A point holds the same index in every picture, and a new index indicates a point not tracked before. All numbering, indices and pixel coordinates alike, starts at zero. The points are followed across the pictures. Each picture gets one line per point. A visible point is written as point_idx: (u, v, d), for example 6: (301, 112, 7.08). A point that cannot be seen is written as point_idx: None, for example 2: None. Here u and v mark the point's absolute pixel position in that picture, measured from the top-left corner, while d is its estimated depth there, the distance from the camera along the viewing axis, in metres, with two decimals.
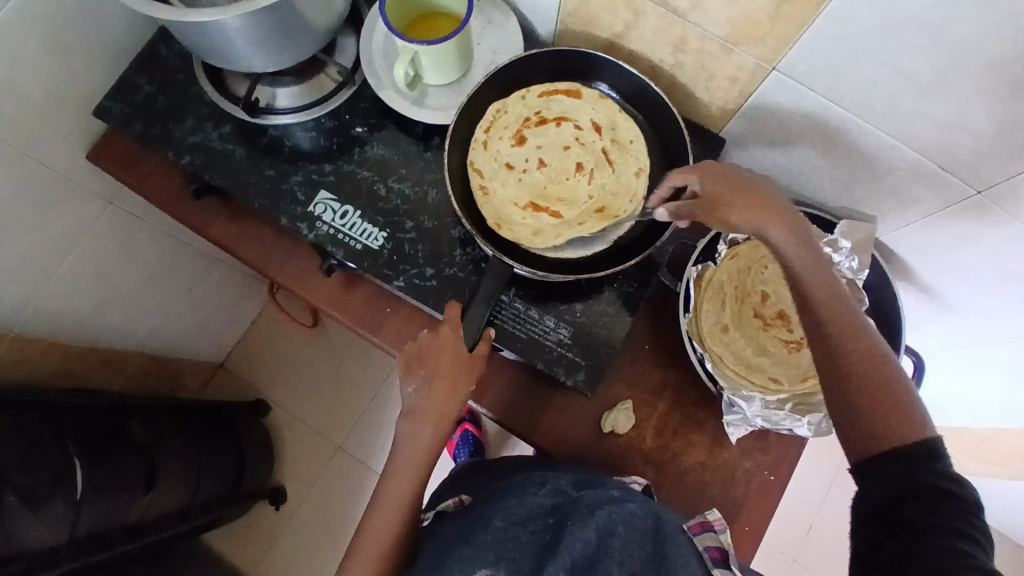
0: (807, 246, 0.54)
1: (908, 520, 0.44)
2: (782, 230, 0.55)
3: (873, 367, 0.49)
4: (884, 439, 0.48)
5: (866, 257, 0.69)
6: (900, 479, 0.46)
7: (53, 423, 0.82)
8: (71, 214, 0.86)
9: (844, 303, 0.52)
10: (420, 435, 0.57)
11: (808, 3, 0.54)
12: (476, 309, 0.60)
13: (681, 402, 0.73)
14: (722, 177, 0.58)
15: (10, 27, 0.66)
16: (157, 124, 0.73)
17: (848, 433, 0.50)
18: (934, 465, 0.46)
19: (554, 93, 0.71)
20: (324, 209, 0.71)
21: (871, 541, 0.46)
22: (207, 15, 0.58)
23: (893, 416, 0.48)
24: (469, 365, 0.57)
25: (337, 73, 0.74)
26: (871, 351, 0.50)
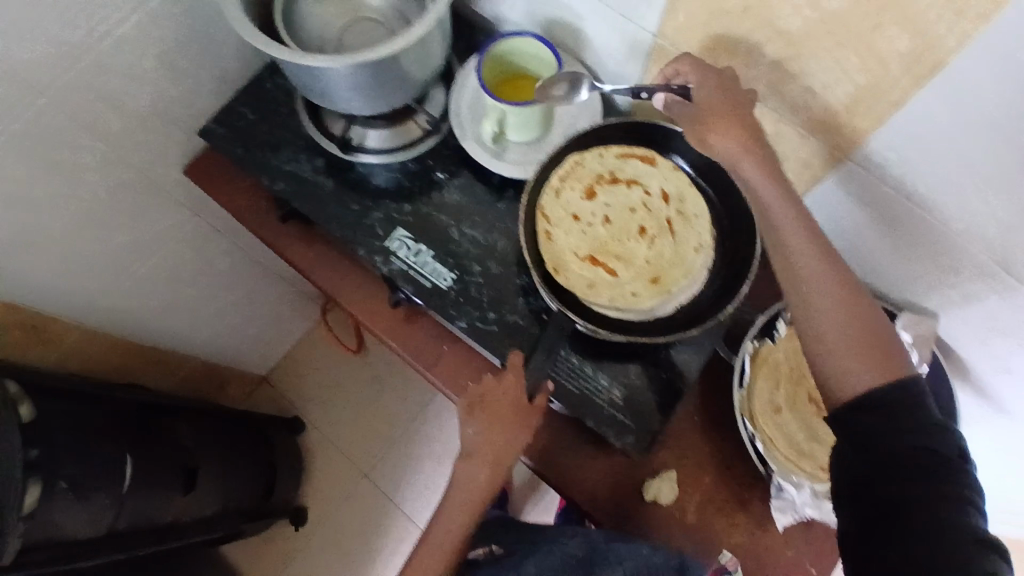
0: (777, 181, 0.58)
1: (897, 491, 0.46)
2: (752, 163, 0.59)
3: (846, 299, 0.54)
4: (863, 374, 0.51)
5: (925, 351, 0.70)
6: (882, 434, 0.48)
7: (110, 417, 0.86)
8: (161, 222, 0.93)
9: (824, 240, 0.56)
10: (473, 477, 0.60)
11: (888, 101, 0.56)
12: (538, 360, 0.64)
13: (727, 479, 0.71)
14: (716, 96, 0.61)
15: (138, 49, 0.74)
16: (255, 151, 0.79)
17: (829, 362, 0.53)
18: (914, 412, 0.48)
19: (630, 156, 0.73)
20: (399, 245, 0.75)
21: (857, 512, 0.48)
22: (324, 62, 0.64)
23: (869, 348, 0.52)
24: (526, 413, 0.59)
25: (425, 121, 0.79)
26: (847, 283, 0.54)
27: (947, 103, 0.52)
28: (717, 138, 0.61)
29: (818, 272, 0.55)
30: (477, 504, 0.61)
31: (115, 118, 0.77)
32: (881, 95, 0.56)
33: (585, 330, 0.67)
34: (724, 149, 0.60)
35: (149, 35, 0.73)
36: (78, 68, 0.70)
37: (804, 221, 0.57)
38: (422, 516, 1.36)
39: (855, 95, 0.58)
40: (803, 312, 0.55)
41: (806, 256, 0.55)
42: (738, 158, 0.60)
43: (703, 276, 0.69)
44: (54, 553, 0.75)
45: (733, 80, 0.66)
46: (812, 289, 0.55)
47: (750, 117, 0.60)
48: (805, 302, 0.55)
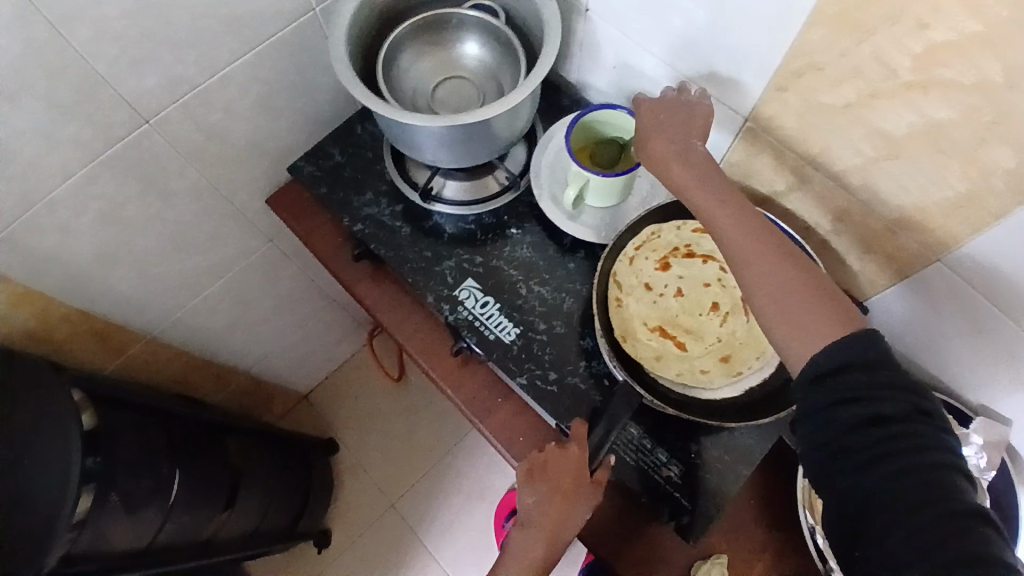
0: (704, 179, 0.61)
1: (863, 466, 0.47)
2: (680, 168, 0.62)
3: (787, 263, 0.56)
4: (819, 335, 0.52)
5: (996, 458, 0.68)
6: (841, 408, 0.49)
7: (167, 429, 0.88)
8: (237, 245, 0.97)
9: (759, 221, 0.58)
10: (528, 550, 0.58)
11: (986, 211, 0.55)
12: (598, 433, 0.64)
13: (778, 568, 0.70)
14: (650, 117, 0.65)
15: (243, 87, 0.78)
16: (340, 190, 0.82)
17: (785, 332, 0.54)
18: (864, 370, 0.49)
19: (708, 231, 0.73)
20: (468, 295, 0.76)
21: (834, 491, 0.49)
22: (420, 120, 0.67)
23: (818, 305, 0.53)
24: (587, 489, 0.58)
25: (503, 177, 0.82)
26: (787, 253, 0.56)
27: None
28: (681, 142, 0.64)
29: (759, 245, 0.57)
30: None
31: (211, 148, 0.81)
32: (981, 205, 0.55)
33: (650, 403, 0.66)
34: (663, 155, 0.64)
35: (255, 75, 0.78)
36: (188, 102, 0.74)
37: (739, 208, 0.59)
38: (444, 554, 1.34)
39: (953, 201, 0.57)
40: (748, 286, 0.56)
41: (743, 235, 0.58)
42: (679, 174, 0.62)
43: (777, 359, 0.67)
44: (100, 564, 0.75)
45: (823, 169, 0.66)
46: (754, 263, 0.56)
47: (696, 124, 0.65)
48: (747, 274, 0.57)
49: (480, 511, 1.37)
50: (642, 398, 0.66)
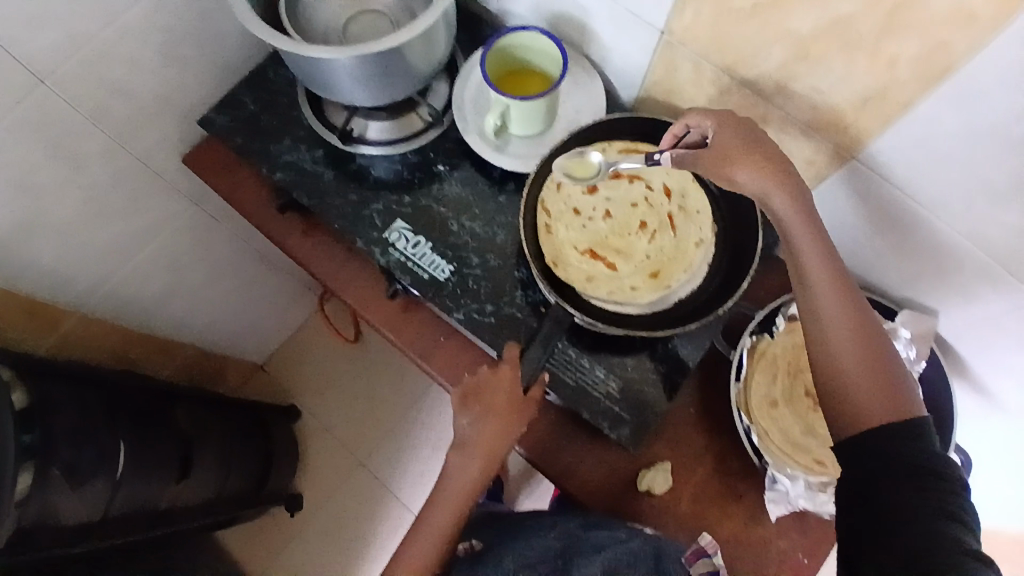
0: (806, 212, 0.57)
1: (905, 495, 0.47)
2: (782, 197, 0.57)
3: (859, 329, 0.54)
4: (880, 409, 0.51)
5: (924, 349, 0.70)
6: (894, 454, 0.49)
7: (107, 402, 0.86)
8: (159, 209, 0.92)
9: (838, 270, 0.56)
10: (464, 468, 0.63)
11: (894, 102, 0.56)
12: (534, 352, 0.65)
13: (720, 471, 0.73)
14: (739, 133, 0.59)
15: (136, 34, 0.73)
16: (258, 140, 0.79)
17: (835, 392, 0.53)
18: (924, 441, 0.48)
19: (633, 151, 0.73)
20: (398, 237, 0.75)
21: (861, 497, 0.49)
22: (327, 52, 0.63)
23: (876, 382, 0.52)
24: (521, 406, 0.62)
25: (427, 113, 0.79)
26: (866, 325, 0.54)
27: (959, 111, 0.53)
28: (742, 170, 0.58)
29: (830, 304, 0.55)
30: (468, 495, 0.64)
31: (116, 105, 0.76)
32: (889, 97, 0.56)
33: (584, 323, 0.67)
34: (746, 181, 0.58)
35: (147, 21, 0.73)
36: (86, 58, 0.69)
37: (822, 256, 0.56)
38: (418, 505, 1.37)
39: (862, 95, 0.58)
40: (825, 341, 0.54)
41: (827, 294, 0.55)
42: (761, 191, 0.58)
43: (703, 271, 0.69)
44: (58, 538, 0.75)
45: (740, 78, 0.65)
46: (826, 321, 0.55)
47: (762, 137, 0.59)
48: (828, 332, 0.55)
49: None
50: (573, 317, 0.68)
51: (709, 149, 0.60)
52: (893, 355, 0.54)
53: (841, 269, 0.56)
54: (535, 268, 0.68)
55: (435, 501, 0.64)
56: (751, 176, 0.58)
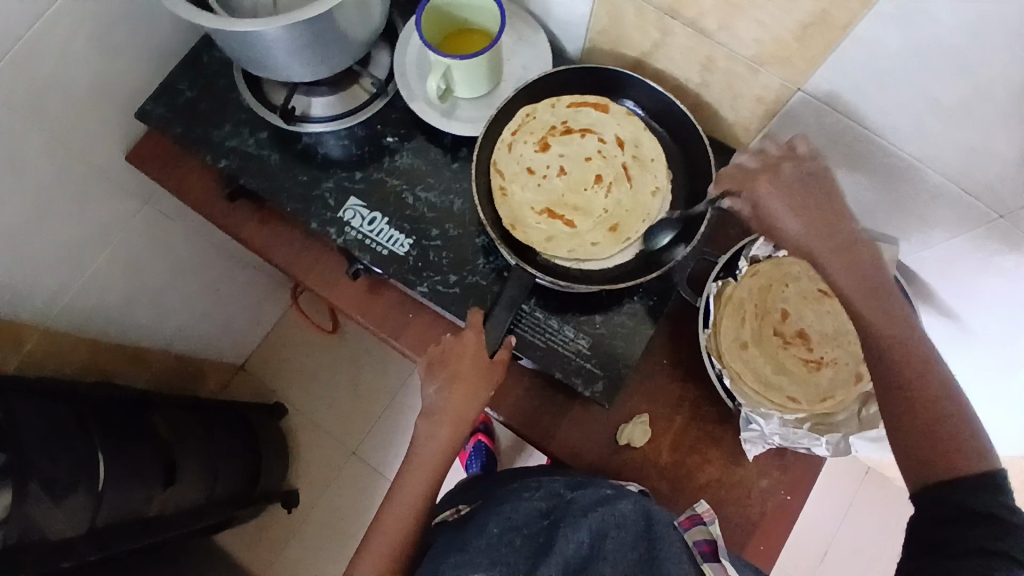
0: (856, 269, 0.54)
1: (964, 541, 0.45)
2: (833, 257, 0.55)
3: (926, 380, 0.51)
4: (941, 466, 0.49)
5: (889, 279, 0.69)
6: (959, 505, 0.47)
7: (80, 412, 0.83)
8: (108, 212, 0.89)
9: (900, 314, 0.53)
10: (434, 433, 0.63)
11: (835, 27, 0.55)
12: (498, 317, 0.64)
13: (697, 418, 0.73)
14: (791, 192, 0.56)
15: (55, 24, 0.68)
16: (198, 128, 0.76)
17: (904, 443, 0.51)
18: (994, 497, 0.46)
19: (582, 105, 0.72)
20: (353, 215, 0.73)
21: (923, 535, 0.48)
22: (253, 25, 0.61)
23: (943, 434, 0.49)
24: (487, 370, 0.63)
25: (370, 84, 0.77)
26: (931, 377, 0.51)
27: (901, 28, 0.51)
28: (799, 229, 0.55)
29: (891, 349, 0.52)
30: (438, 464, 0.63)
31: (48, 104, 0.73)
32: (830, 21, 0.55)
33: (548, 283, 0.67)
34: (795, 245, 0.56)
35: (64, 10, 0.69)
36: (10, 57, 0.66)
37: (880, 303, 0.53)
38: None
39: (803, 23, 0.56)
40: (884, 399, 0.52)
41: (889, 348, 0.52)
42: (811, 251, 0.55)
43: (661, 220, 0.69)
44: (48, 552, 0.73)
45: (681, 18, 0.63)
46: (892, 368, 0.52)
47: (813, 190, 0.56)
48: (887, 387, 0.52)
49: None
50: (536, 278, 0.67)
51: (758, 213, 0.58)
52: (963, 400, 0.50)
53: (903, 312, 0.53)
54: (492, 233, 0.67)
55: (407, 473, 0.63)
56: (799, 239, 0.55)
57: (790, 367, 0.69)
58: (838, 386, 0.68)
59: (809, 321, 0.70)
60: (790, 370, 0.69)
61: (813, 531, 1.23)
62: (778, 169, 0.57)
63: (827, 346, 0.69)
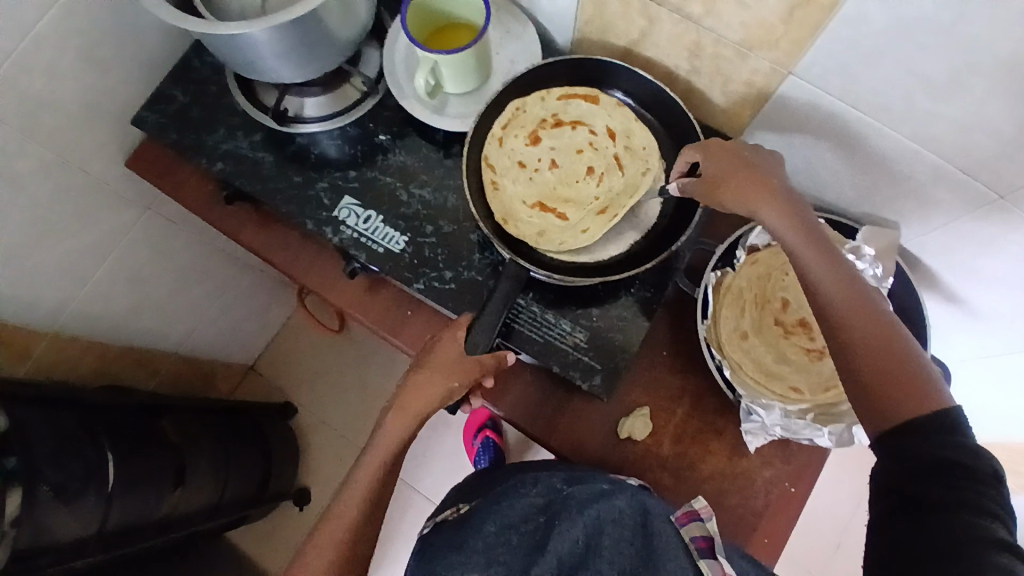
0: (798, 225, 0.56)
1: (936, 493, 0.43)
2: (771, 211, 0.57)
3: (869, 321, 0.50)
4: (899, 408, 0.47)
5: (892, 263, 0.68)
6: (922, 452, 0.45)
7: (88, 418, 0.84)
8: (110, 220, 0.90)
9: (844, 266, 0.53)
10: (392, 428, 0.65)
11: (821, 6, 0.54)
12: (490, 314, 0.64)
13: (698, 410, 0.73)
14: (728, 159, 0.59)
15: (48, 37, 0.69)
16: (192, 134, 0.77)
17: (857, 392, 0.49)
18: (951, 438, 0.45)
19: (572, 96, 0.72)
20: (348, 214, 0.73)
21: (887, 490, 0.46)
22: (238, 28, 0.61)
23: (897, 376, 0.47)
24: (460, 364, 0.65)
25: (361, 83, 0.77)
26: (875, 318, 0.50)
27: (886, 6, 0.50)
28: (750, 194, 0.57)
29: (839, 298, 0.51)
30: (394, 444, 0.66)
31: (45, 116, 0.74)
32: (816, 1, 0.53)
33: (543, 277, 0.66)
34: (734, 205, 0.58)
35: None
36: (5, 71, 0.67)
37: (823, 256, 0.54)
38: (422, 482, 1.33)
39: (789, 5, 0.55)
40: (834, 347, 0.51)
41: (837, 292, 0.51)
42: (751, 208, 0.57)
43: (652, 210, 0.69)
44: (60, 554, 0.75)
45: (666, 5, 0.62)
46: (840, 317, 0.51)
47: (760, 164, 0.59)
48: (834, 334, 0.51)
49: (450, 437, 1.35)
50: (531, 272, 0.65)
51: (703, 179, 0.60)
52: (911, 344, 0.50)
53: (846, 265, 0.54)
54: (486, 227, 0.67)
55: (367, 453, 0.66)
56: (736, 201, 0.58)
57: (790, 363, 0.67)
58: None
59: (811, 309, 0.69)
60: (792, 364, 0.67)
61: (826, 520, 1.21)
62: (715, 142, 0.61)
63: None
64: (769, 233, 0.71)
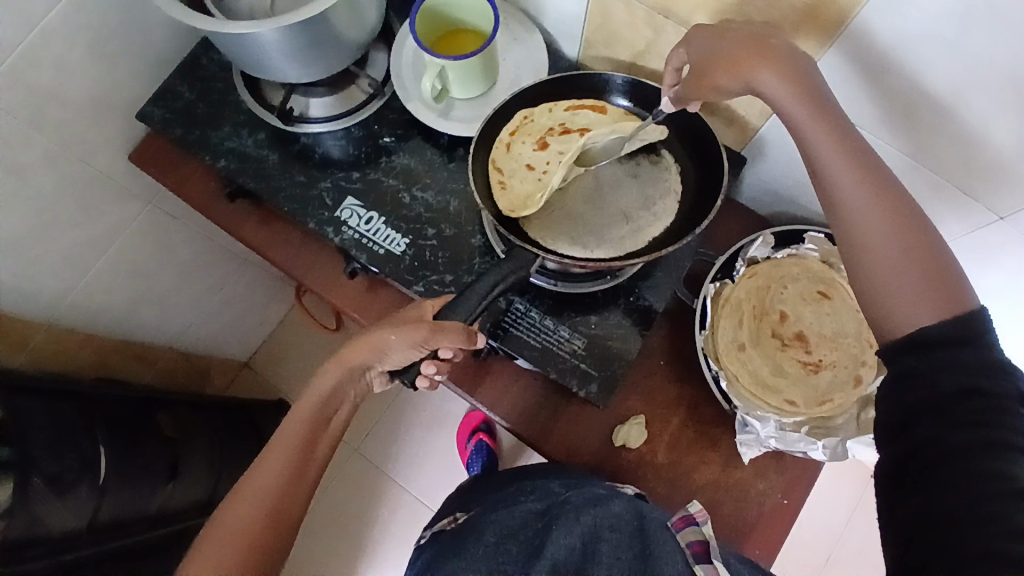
0: (804, 93, 0.53)
1: (956, 430, 0.41)
2: (772, 77, 0.54)
3: (877, 200, 0.49)
4: (912, 300, 0.46)
5: None
6: (941, 367, 0.43)
7: (84, 409, 0.84)
8: (112, 213, 0.90)
9: (865, 157, 0.51)
10: (327, 382, 0.68)
11: (827, 23, 0.54)
12: (468, 300, 0.61)
13: (694, 420, 0.73)
14: (716, 40, 0.56)
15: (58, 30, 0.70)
16: (197, 130, 0.77)
17: (865, 278, 0.49)
18: (971, 351, 0.43)
19: (580, 108, 0.72)
20: (350, 215, 0.73)
21: (900, 422, 0.44)
22: (248, 27, 0.61)
23: (910, 260, 0.48)
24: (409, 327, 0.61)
25: (368, 85, 0.78)
26: (884, 195, 0.50)
27: (890, 21, 0.51)
28: (767, 76, 0.54)
29: (852, 185, 0.50)
30: (323, 405, 0.68)
31: (52, 108, 0.74)
32: (821, 19, 0.54)
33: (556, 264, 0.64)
34: (730, 86, 0.56)
35: None
36: (13, 62, 0.67)
37: (840, 140, 0.52)
38: (415, 482, 1.33)
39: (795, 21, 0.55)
40: (841, 228, 0.51)
41: (843, 170, 0.51)
42: (749, 84, 0.55)
43: (667, 203, 0.69)
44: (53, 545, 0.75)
45: (674, 17, 0.63)
46: (849, 207, 0.50)
47: (771, 41, 0.54)
48: (841, 214, 0.51)
49: (444, 437, 1.35)
50: (540, 258, 0.63)
51: (692, 73, 0.58)
52: (934, 245, 0.48)
53: (869, 157, 0.51)
54: (491, 217, 0.67)
55: (298, 411, 0.68)
56: (732, 78, 0.55)
57: (786, 377, 0.68)
58: (837, 388, 0.67)
59: (808, 322, 0.69)
60: (787, 379, 0.68)
61: (817, 532, 1.21)
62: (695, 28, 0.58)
63: (826, 347, 0.68)
64: (769, 245, 0.72)
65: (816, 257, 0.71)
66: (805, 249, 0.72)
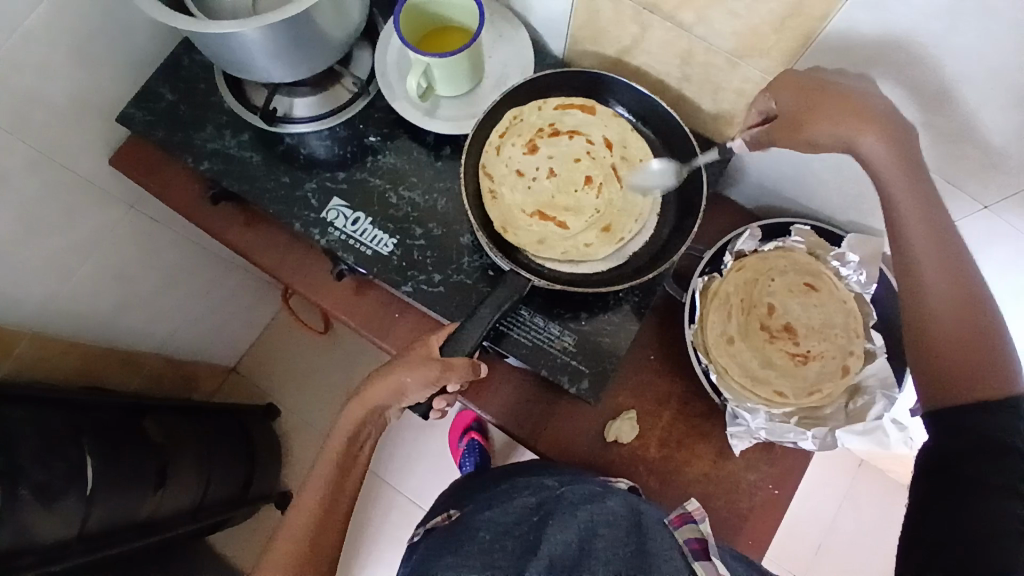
0: (899, 155, 0.54)
1: (986, 476, 0.45)
2: (873, 135, 0.54)
3: (949, 280, 0.52)
4: (965, 378, 0.49)
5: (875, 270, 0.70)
6: (976, 431, 0.47)
7: (71, 417, 0.82)
8: (95, 218, 0.88)
9: (943, 237, 0.53)
10: (350, 421, 0.67)
11: (811, 17, 0.55)
12: (473, 326, 0.62)
13: (685, 414, 0.73)
14: (806, 90, 0.56)
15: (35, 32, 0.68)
16: (180, 132, 0.76)
17: (928, 350, 0.52)
18: (1017, 421, 0.46)
19: (569, 106, 0.72)
20: (336, 215, 0.73)
21: (941, 467, 0.48)
22: (230, 27, 0.60)
23: (971, 342, 0.50)
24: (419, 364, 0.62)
25: (352, 84, 0.77)
26: (958, 277, 0.52)
27: (876, 17, 0.51)
28: (868, 138, 0.54)
29: (929, 261, 0.53)
30: (351, 442, 0.69)
31: (31, 111, 0.72)
32: (804, 12, 0.55)
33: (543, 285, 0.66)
34: (822, 137, 0.56)
35: None
36: None
37: (923, 213, 0.54)
38: (408, 484, 1.32)
39: (779, 15, 0.56)
40: (913, 300, 0.53)
41: (923, 243, 0.53)
42: (846, 133, 0.54)
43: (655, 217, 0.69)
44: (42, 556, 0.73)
45: (659, 12, 0.63)
46: (924, 279, 0.53)
47: (867, 99, 0.54)
48: (916, 285, 0.53)
49: (436, 438, 1.35)
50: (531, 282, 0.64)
51: (781, 120, 0.57)
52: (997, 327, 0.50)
53: (947, 231, 0.54)
54: (482, 232, 0.67)
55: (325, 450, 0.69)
56: (821, 128, 0.55)
57: (775, 371, 0.68)
58: (825, 379, 0.67)
59: (795, 314, 0.70)
60: (776, 374, 0.68)
61: (808, 523, 1.23)
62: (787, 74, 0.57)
63: (814, 338, 0.69)
64: (756, 239, 0.73)
65: (803, 249, 0.72)
66: (792, 242, 0.73)
